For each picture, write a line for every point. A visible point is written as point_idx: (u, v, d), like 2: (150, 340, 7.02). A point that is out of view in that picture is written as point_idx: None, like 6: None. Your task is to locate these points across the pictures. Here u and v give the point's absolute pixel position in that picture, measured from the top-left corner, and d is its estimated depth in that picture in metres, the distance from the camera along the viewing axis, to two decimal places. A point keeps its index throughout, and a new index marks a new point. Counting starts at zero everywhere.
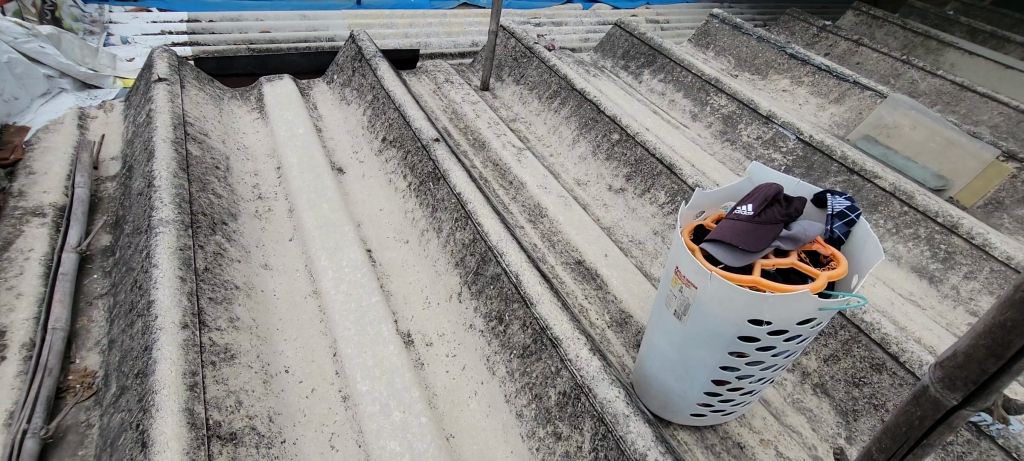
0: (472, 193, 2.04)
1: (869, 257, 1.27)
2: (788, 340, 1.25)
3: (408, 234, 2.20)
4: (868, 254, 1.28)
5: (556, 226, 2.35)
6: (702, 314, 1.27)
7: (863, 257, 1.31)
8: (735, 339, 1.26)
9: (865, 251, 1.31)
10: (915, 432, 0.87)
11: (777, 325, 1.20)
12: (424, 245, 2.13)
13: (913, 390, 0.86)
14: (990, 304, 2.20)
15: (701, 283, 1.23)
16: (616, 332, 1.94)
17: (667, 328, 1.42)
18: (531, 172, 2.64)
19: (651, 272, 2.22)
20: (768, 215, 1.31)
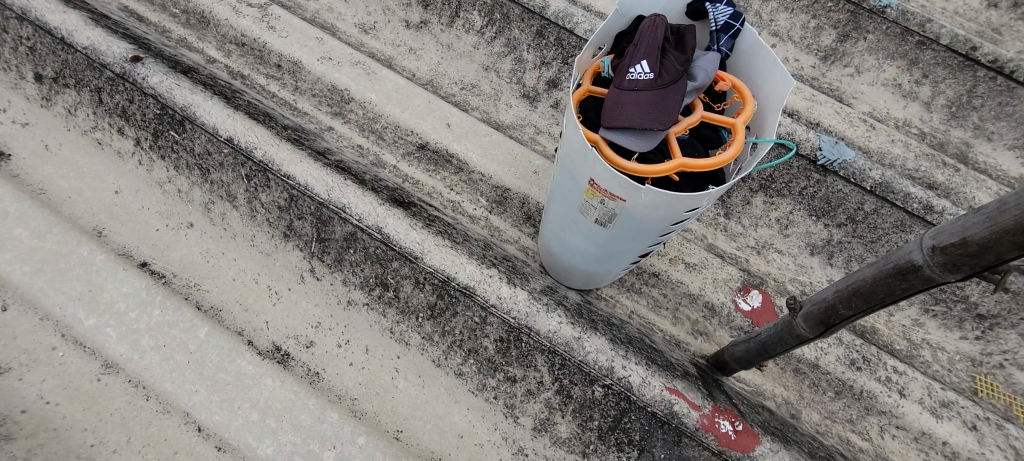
0: (251, 131, 1.38)
1: (768, 80, 1.11)
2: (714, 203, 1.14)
3: (184, 214, 1.52)
4: (766, 76, 1.12)
5: (373, 110, 1.81)
6: (633, 220, 1.08)
7: (758, 77, 1.15)
8: (669, 228, 1.12)
9: (760, 69, 1.14)
10: (894, 297, 0.87)
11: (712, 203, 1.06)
12: (218, 221, 1.49)
13: (899, 267, 0.82)
14: (788, 20, 2.35)
15: (630, 196, 1.01)
16: (502, 215, 1.70)
17: (586, 232, 1.22)
18: (297, 39, 1.89)
19: (501, 120, 1.91)
20: (669, 69, 1.03)
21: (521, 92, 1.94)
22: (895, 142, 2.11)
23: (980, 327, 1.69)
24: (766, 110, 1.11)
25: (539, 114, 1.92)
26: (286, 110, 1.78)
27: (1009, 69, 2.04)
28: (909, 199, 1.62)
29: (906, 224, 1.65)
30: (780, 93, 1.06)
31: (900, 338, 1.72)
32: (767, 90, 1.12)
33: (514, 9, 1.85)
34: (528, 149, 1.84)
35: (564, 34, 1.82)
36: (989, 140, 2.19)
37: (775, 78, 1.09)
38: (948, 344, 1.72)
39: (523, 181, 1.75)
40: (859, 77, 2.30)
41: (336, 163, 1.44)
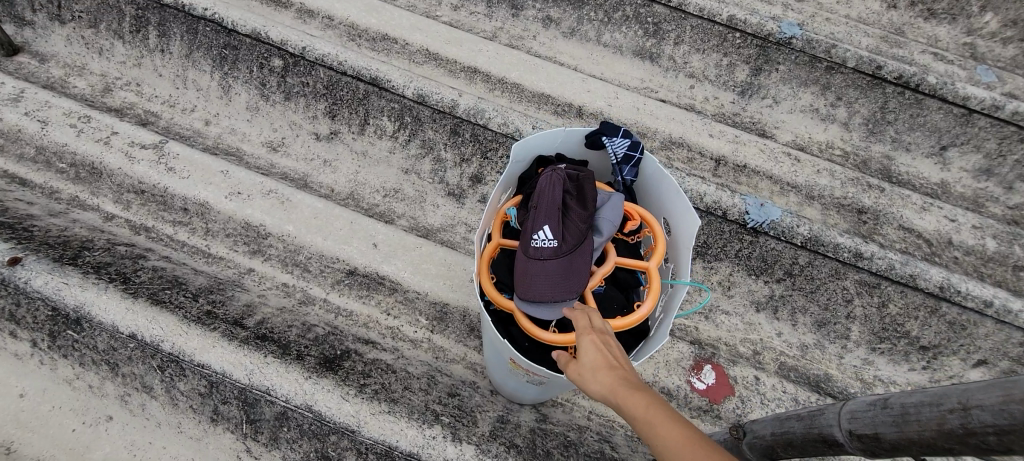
0: (156, 322, 1.30)
1: (675, 209, 1.10)
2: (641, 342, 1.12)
3: (102, 408, 1.42)
4: (672, 205, 1.11)
5: (293, 242, 1.73)
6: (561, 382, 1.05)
7: (665, 203, 1.14)
8: None
9: (665, 195, 1.12)
10: (821, 454, 0.86)
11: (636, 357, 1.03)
12: (138, 412, 1.40)
13: (820, 437, 0.81)
14: (702, 62, 2.32)
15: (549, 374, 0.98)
16: (445, 333, 1.64)
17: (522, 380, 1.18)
18: (200, 177, 1.78)
19: (429, 224, 1.84)
20: (573, 229, 1.01)
21: (445, 191, 1.88)
22: (821, 171, 2.15)
23: (925, 358, 1.71)
24: (678, 242, 1.09)
25: (467, 210, 1.87)
26: (199, 259, 1.68)
27: (914, 83, 2.08)
28: (839, 249, 1.64)
29: (840, 272, 1.68)
30: (688, 228, 1.04)
31: (854, 380, 1.74)
32: (675, 219, 1.10)
33: (424, 110, 1.79)
34: (461, 253, 1.78)
35: (479, 130, 1.77)
36: (907, 151, 2.25)
37: (680, 210, 1.07)
38: (900, 377, 1.75)
39: (460, 292, 1.70)
40: (779, 106, 2.33)
41: (257, 331, 1.37)
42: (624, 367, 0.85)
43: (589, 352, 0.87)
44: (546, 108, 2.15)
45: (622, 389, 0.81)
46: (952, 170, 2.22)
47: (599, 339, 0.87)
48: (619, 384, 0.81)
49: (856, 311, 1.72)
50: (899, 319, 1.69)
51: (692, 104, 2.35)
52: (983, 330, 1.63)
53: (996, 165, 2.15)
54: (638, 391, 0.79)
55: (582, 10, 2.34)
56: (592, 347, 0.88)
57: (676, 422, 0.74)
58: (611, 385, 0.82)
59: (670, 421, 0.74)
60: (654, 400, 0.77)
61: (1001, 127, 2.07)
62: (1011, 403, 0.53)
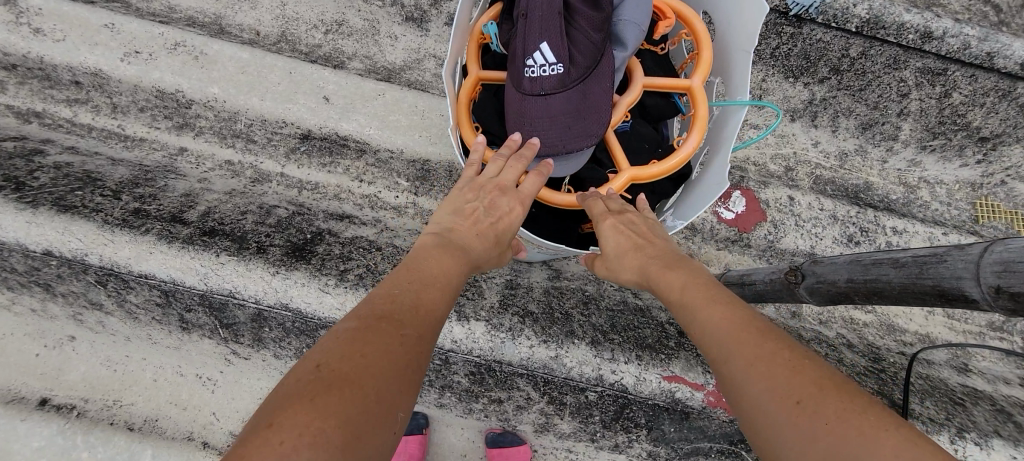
0: (70, 234, 1.04)
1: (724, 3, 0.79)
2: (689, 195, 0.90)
3: (57, 328, 1.24)
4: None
5: (224, 108, 1.38)
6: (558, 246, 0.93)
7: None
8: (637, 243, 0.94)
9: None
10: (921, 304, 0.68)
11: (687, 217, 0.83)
12: (99, 327, 1.23)
13: (941, 286, 0.62)
14: None
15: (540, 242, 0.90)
16: (431, 194, 1.40)
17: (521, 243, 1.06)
18: (80, 37, 1.35)
19: (389, 64, 1.47)
20: (581, 44, 0.70)
21: (401, 15, 1.47)
22: None
23: (981, 152, 1.48)
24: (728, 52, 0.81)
25: (434, 38, 1.48)
26: (116, 144, 1.37)
27: None
28: (903, 30, 1.29)
29: (899, 59, 1.36)
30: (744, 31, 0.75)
31: (895, 185, 1.56)
32: (724, 18, 0.80)
33: None
34: (434, 96, 1.45)
35: None
36: None
37: (732, 4, 0.76)
38: (947, 176, 1.56)
39: (442, 144, 1.41)
40: None
41: (202, 226, 1.13)
42: (652, 248, 0.87)
43: (612, 236, 0.88)
44: None
45: (652, 270, 0.84)
46: None
47: (618, 222, 0.89)
48: (647, 264, 0.84)
49: (910, 107, 1.44)
50: (959, 111, 1.41)
51: None
52: None
53: None
54: (669, 270, 0.82)
55: None
56: (616, 231, 0.89)
57: (711, 297, 0.75)
58: (641, 267, 0.85)
59: (704, 298, 0.75)
60: (685, 279, 0.79)
61: None
62: None
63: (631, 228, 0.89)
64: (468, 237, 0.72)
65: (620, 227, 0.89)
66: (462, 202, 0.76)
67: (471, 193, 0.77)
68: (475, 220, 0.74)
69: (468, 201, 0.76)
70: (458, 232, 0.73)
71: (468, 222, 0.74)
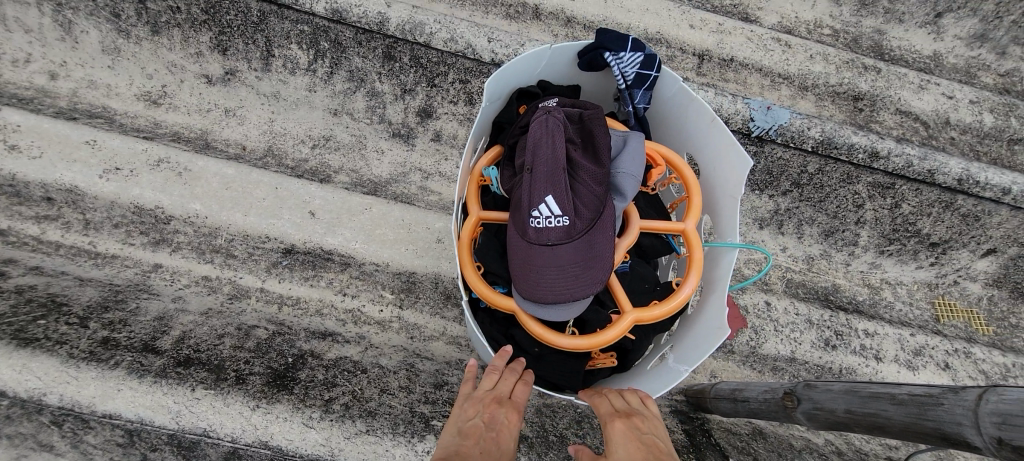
0: (28, 372, 0.97)
1: (716, 154, 0.88)
2: (686, 326, 0.97)
3: None
4: (714, 148, 0.88)
5: (204, 223, 1.37)
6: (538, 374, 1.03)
7: (700, 145, 0.91)
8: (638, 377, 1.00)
9: (702, 136, 0.90)
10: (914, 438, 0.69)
11: (694, 355, 0.88)
12: None
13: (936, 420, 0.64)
14: None
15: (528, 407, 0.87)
16: (416, 306, 1.38)
17: None
18: (58, 154, 1.34)
19: (375, 177, 1.50)
20: (585, 197, 0.75)
21: (389, 132, 1.53)
22: (814, 57, 1.88)
23: (933, 255, 1.61)
24: (721, 199, 0.88)
25: (420, 153, 1.53)
26: (85, 262, 1.30)
27: None
28: (853, 150, 1.43)
29: (851, 175, 1.48)
30: (736, 181, 0.83)
31: (862, 287, 1.63)
32: (716, 166, 0.89)
33: (344, 31, 1.38)
34: (421, 208, 1.47)
35: (419, 51, 1.39)
36: (900, 22, 2.02)
37: (723, 154, 0.85)
38: (906, 276, 1.65)
39: (429, 256, 1.42)
40: None
41: (176, 354, 1.07)
42: None
43: (622, 443, 0.77)
44: (495, 11, 1.74)
45: None
46: (945, 40, 2.04)
47: (627, 426, 0.81)
48: None
49: (866, 216, 1.56)
50: (911, 219, 1.55)
51: None
52: (996, 219, 1.52)
53: (992, 28, 1.98)
54: None
55: None
56: (624, 438, 0.78)
57: None
58: None
59: None
60: None
61: None
62: None
63: (638, 436, 0.79)
64: (479, 454, 0.74)
65: (629, 434, 0.79)
66: (463, 421, 0.81)
67: (470, 413, 0.83)
68: (477, 437, 0.78)
69: (468, 418, 0.82)
70: (468, 449, 0.74)
71: (472, 440, 0.77)
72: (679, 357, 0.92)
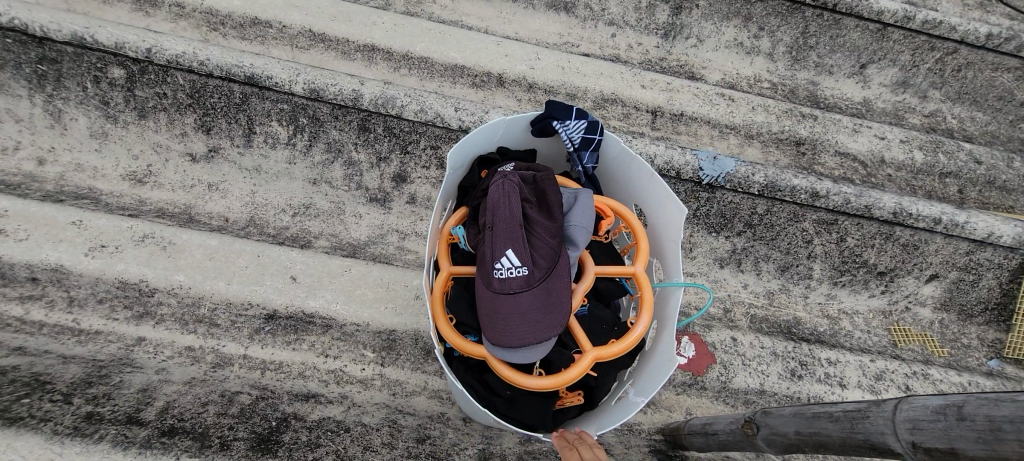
0: (13, 451, 0.98)
1: (657, 203, 0.97)
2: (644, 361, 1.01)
3: None
4: (655, 197, 0.98)
5: (188, 294, 1.41)
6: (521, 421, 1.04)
7: (643, 196, 1.01)
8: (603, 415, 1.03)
9: (644, 188, 1.00)
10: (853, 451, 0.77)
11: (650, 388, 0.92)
12: None
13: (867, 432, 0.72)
14: (620, 7, 2.12)
15: None
16: (397, 363, 1.42)
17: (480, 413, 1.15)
18: (44, 235, 1.39)
19: (354, 240, 1.57)
20: (541, 248, 0.83)
21: (366, 197, 1.61)
22: (756, 108, 2.06)
23: (883, 284, 1.72)
24: (666, 242, 0.97)
25: (396, 215, 1.62)
26: (68, 339, 1.33)
27: (831, 3, 2.04)
28: (795, 191, 1.56)
29: (798, 214, 1.61)
30: (676, 225, 0.92)
31: (822, 318, 1.72)
32: (658, 214, 0.98)
33: (322, 107, 1.50)
34: (399, 267, 1.55)
35: (392, 122, 1.50)
36: (830, 74, 2.23)
37: (663, 202, 0.94)
38: (861, 305, 1.76)
39: (408, 314, 1.47)
40: (703, 45, 2.19)
41: (161, 424, 1.09)
42: None
43: None
44: (462, 81, 1.89)
45: None
46: (873, 87, 2.25)
47: None
48: None
49: (816, 250, 1.67)
50: (857, 251, 1.67)
51: (617, 54, 2.15)
52: (933, 246, 1.65)
53: (912, 75, 2.20)
54: None
55: None
56: None
57: None
58: None
59: None
60: None
61: (912, 38, 2.11)
62: None
63: None
64: None
65: None
66: None
67: None
68: None
69: None
70: None
71: None
72: (637, 391, 0.98)
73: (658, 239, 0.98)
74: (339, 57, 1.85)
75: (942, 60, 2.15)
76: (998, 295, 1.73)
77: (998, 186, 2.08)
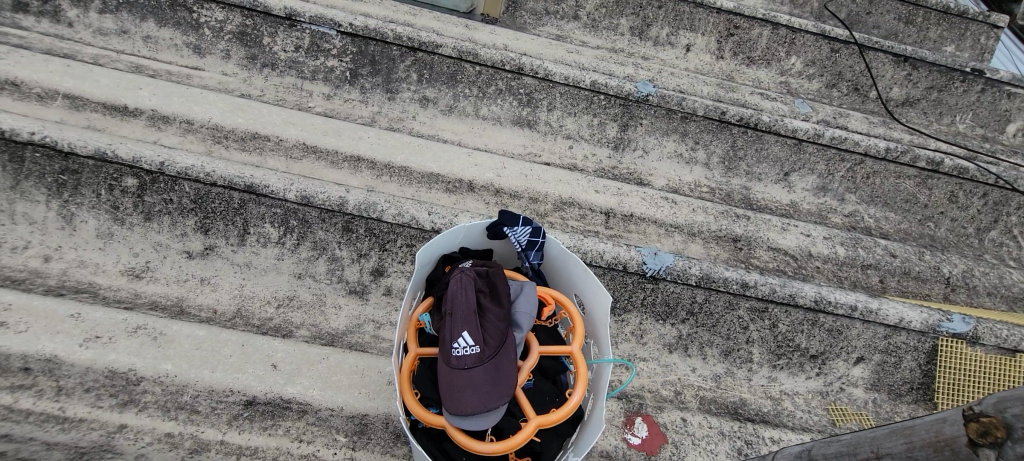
0: None
1: (591, 292, 1.17)
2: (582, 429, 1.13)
3: None
4: (589, 287, 1.17)
5: (172, 382, 1.50)
6: None
7: (580, 286, 1.20)
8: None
9: (580, 279, 1.19)
10: None
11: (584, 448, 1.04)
12: None
13: None
14: (576, 123, 2.46)
15: None
16: (368, 447, 1.50)
17: None
18: (43, 327, 1.51)
19: (333, 330, 1.72)
20: (491, 330, 1.01)
21: (346, 289, 1.78)
22: (696, 209, 2.35)
23: (817, 366, 1.90)
24: (599, 323, 1.15)
25: (373, 305, 1.78)
26: (52, 427, 1.39)
27: (752, 123, 2.41)
28: (728, 282, 1.78)
29: (733, 302, 1.82)
30: (605, 309, 1.11)
31: (765, 399, 1.88)
32: (592, 300, 1.17)
33: (310, 211, 1.70)
34: (373, 355, 1.68)
35: (373, 223, 1.71)
36: (760, 180, 2.56)
37: (595, 291, 1.14)
38: (800, 387, 1.92)
39: (380, 398, 1.58)
40: (649, 155, 2.52)
41: None
42: None
43: None
44: (437, 186, 2.15)
45: None
46: (798, 190, 2.58)
47: None
48: None
49: (753, 335, 1.86)
50: (789, 336, 1.86)
51: (574, 163, 2.46)
52: (855, 331, 1.86)
53: (829, 181, 2.54)
54: None
55: (456, 87, 2.39)
56: None
57: None
58: None
59: None
60: None
61: (823, 151, 2.48)
62: (914, 450, 0.78)
63: None
64: None
65: None
66: None
67: None
68: None
69: None
70: None
71: None
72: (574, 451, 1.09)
73: (593, 322, 1.17)
74: (328, 166, 2.10)
75: (852, 168, 2.51)
76: (920, 376, 1.91)
77: (914, 276, 2.34)
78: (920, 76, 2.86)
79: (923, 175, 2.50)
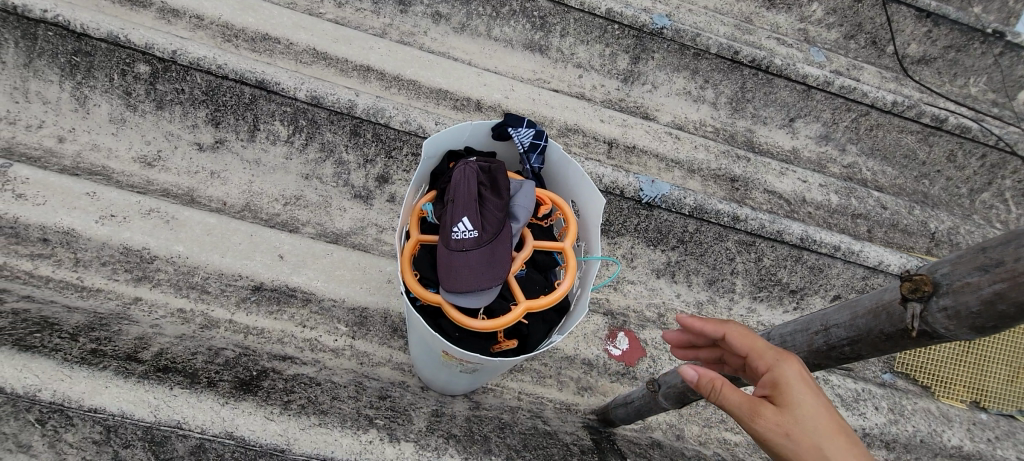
0: (28, 371, 1.13)
1: (586, 196, 1.23)
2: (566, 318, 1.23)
3: None
4: (584, 192, 1.23)
5: (184, 263, 1.59)
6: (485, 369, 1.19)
7: (576, 190, 1.27)
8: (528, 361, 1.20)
9: (577, 184, 1.25)
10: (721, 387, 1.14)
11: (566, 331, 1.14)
12: None
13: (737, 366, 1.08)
14: (587, 52, 2.44)
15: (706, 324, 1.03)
16: (366, 337, 1.61)
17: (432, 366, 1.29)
18: (60, 202, 1.57)
19: (337, 230, 1.80)
20: (490, 217, 1.08)
21: (351, 193, 1.84)
22: (698, 147, 2.38)
23: (794, 301, 2.00)
24: (590, 226, 1.22)
25: (377, 211, 1.85)
26: (71, 294, 1.48)
27: (765, 65, 2.40)
28: (719, 214, 1.84)
29: (722, 234, 1.89)
30: (597, 211, 1.17)
31: None
32: (586, 204, 1.23)
33: (320, 112, 1.73)
34: (375, 255, 1.77)
35: (380, 129, 1.74)
36: (765, 124, 2.57)
37: (590, 195, 1.20)
38: (776, 319, 2.02)
39: (379, 294, 1.68)
40: (657, 91, 2.52)
41: (156, 363, 1.25)
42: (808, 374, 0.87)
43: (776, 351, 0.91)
44: (445, 103, 2.17)
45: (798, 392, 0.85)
46: (801, 138, 2.60)
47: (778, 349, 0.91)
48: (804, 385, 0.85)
49: (738, 267, 1.94)
50: (772, 270, 1.94)
51: (582, 92, 2.46)
52: (835, 270, 1.94)
53: (833, 131, 2.56)
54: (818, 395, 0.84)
55: (470, 5, 2.35)
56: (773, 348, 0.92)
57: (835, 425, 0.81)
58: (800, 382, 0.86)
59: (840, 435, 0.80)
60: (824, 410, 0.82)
61: (831, 100, 2.48)
62: (858, 318, 0.89)
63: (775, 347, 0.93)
64: None
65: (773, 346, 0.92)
66: None
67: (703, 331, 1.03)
68: None
69: None
70: None
71: None
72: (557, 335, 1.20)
73: (585, 224, 1.24)
74: (337, 73, 2.10)
75: (857, 120, 2.52)
76: None
77: (901, 229, 2.41)
78: (940, 33, 2.81)
79: (926, 131, 2.51)
